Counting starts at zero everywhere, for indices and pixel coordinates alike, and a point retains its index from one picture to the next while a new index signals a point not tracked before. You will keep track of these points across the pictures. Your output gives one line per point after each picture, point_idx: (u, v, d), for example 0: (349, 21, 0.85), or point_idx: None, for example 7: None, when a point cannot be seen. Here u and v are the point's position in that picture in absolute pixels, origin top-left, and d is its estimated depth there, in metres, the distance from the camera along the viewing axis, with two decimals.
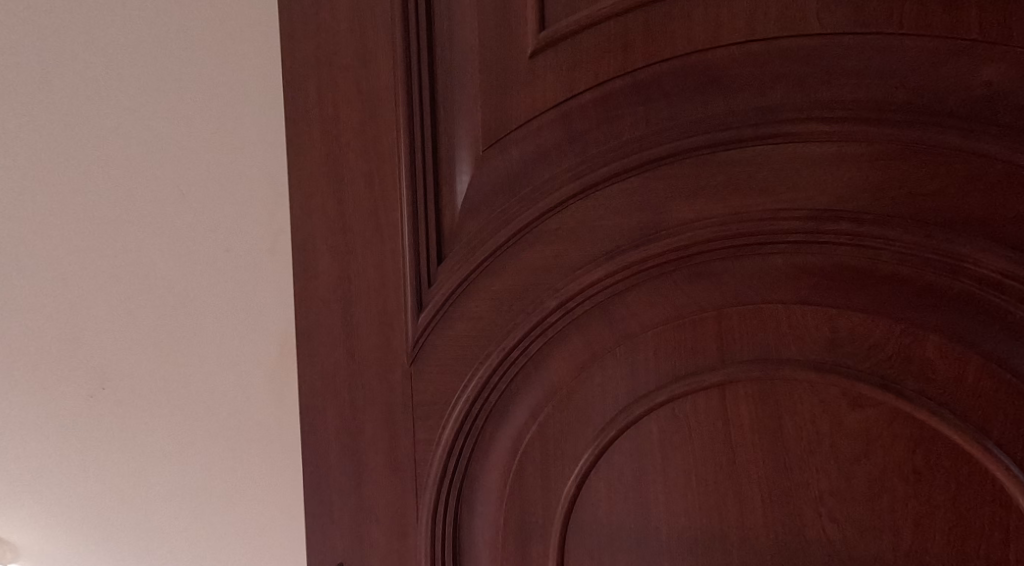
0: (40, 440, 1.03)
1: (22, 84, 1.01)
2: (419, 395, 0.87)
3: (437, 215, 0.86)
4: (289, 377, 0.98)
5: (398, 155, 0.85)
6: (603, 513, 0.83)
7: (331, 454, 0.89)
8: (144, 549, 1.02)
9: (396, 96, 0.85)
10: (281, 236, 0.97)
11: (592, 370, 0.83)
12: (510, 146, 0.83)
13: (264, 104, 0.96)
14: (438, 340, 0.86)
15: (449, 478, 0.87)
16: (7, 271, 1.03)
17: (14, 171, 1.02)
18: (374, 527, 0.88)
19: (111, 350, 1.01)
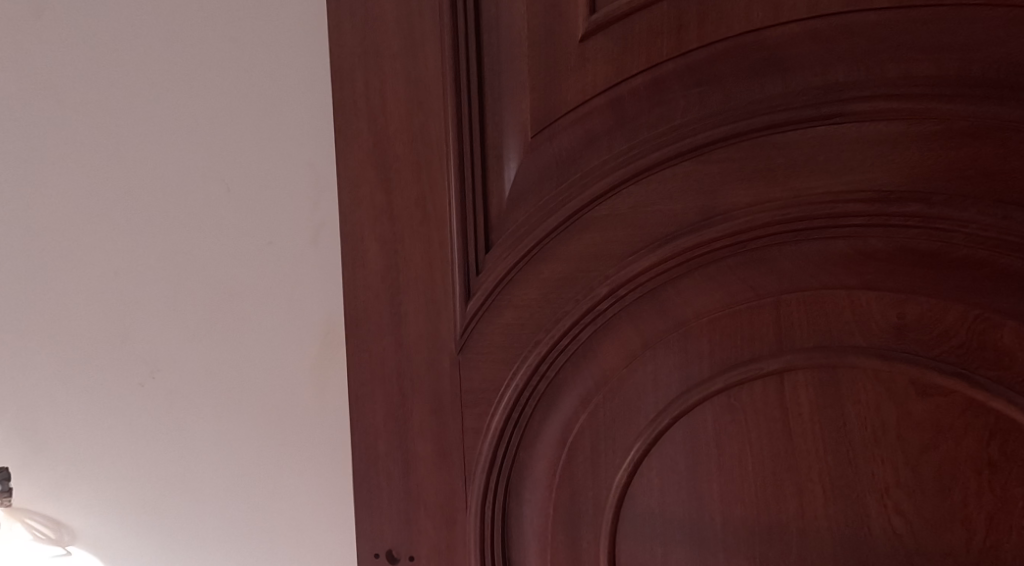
0: (95, 428, 1.05)
1: (74, 80, 1.03)
2: (467, 383, 0.86)
3: (484, 203, 0.86)
4: (334, 367, 0.98)
5: (446, 141, 0.85)
6: (655, 504, 0.82)
7: (379, 442, 0.89)
8: (194, 536, 1.04)
9: (444, 82, 0.84)
10: (325, 228, 0.97)
11: (643, 358, 0.82)
12: (558, 132, 0.83)
13: (311, 96, 0.96)
14: (487, 328, 0.86)
15: (499, 466, 0.87)
16: (59, 263, 1.05)
17: (67, 166, 1.04)
18: (422, 514, 0.88)
19: (160, 342, 1.03)
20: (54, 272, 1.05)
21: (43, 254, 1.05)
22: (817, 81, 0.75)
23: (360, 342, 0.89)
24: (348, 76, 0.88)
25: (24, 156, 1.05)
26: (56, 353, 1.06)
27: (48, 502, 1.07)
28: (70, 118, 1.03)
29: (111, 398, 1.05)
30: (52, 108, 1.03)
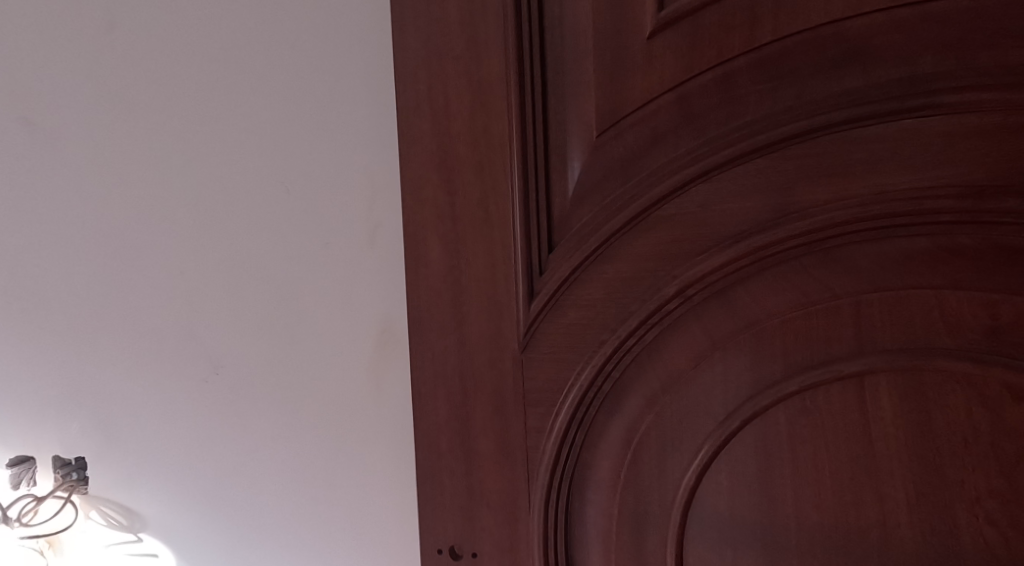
0: (162, 422, 1.08)
1: (141, 87, 1.05)
2: (531, 382, 0.86)
3: (547, 203, 0.85)
4: (390, 368, 0.98)
5: (509, 140, 0.84)
6: (724, 506, 0.81)
7: (442, 440, 0.89)
8: (255, 530, 1.05)
9: (508, 82, 0.84)
10: (381, 228, 0.98)
11: (712, 359, 0.81)
12: (625, 130, 0.82)
13: (370, 96, 0.96)
14: (551, 328, 0.85)
15: (563, 465, 0.86)
16: (127, 265, 1.07)
17: (134, 172, 1.06)
18: (485, 513, 0.88)
19: (222, 340, 1.05)
20: (122, 271, 1.08)
21: (112, 255, 1.08)
22: (901, 72, 0.72)
23: (422, 341, 0.89)
24: (410, 76, 0.87)
25: (94, 162, 1.07)
26: (125, 351, 1.08)
27: (122, 491, 1.10)
28: (138, 126, 1.05)
29: (176, 395, 1.07)
30: (121, 116, 1.06)
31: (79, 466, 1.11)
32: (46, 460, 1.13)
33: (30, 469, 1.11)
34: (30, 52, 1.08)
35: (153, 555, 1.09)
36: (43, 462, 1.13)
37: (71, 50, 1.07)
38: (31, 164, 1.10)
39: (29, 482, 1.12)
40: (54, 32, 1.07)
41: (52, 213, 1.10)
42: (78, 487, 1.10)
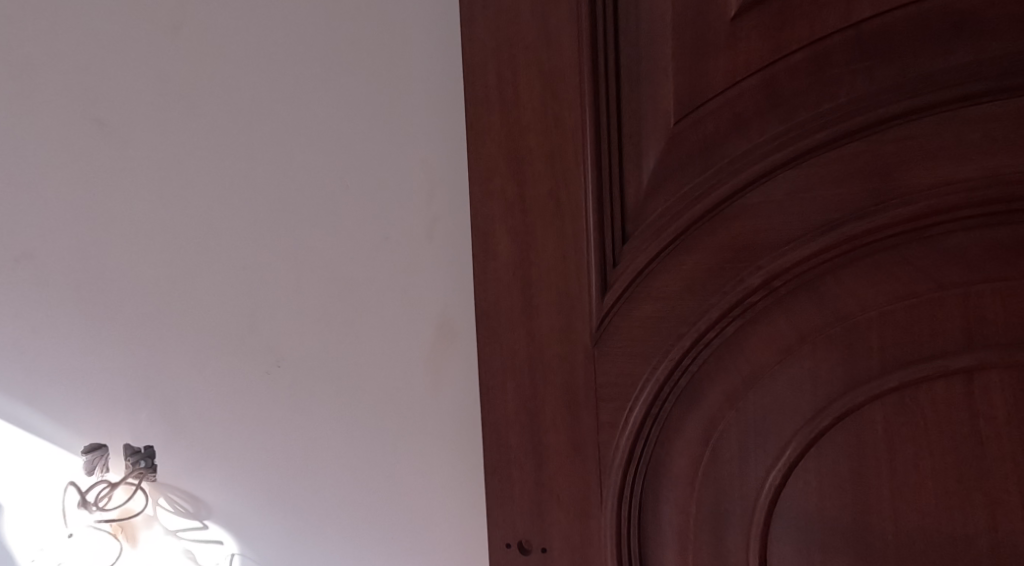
0: (228, 412, 1.09)
1: (209, 85, 1.06)
2: (603, 377, 0.84)
3: (620, 194, 0.83)
4: (447, 358, 1.00)
5: (581, 129, 0.83)
6: (814, 508, 0.78)
7: (511, 434, 0.87)
8: (319, 522, 1.06)
9: (581, 70, 0.82)
10: (439, 221, 0.99)
11: (800, 354, 0.78)
12: (705, 117, 0.79)
13: (432, 91, 0.98)
14: (625, 322, 0.84)
15: (637, 461, 0.84)
16: (192, 259, 1.09)
17: (200, 168, 1.08)
18: (555, 509, 0.86)
19: (284, 333, 1.06)
20: (185, 266, 1.09)
21: (177, 250, 1.09)
22: (1014, 47, 0.70)
23: (491, 334, 0.88)
24: (479, 66, 0.86)
25: (160, 159, 1.09)
26: (195, 341, 1.09)
27: (188, 479, 1.10)
28: (205, 123, 1.07)
29: (239, 387, 1.08)
30: (186, 114, 1.08)
31: (149, 454, 1.10)
32: (118, 448, 1.12)
33: (104, 455, 1.11)
34: (100, 48, 1.09)
35: (218, 542, 1.09)
36: (114, 449, 1.12)
37: (145, 47, 1.08)
38: (101, 159, 1.11)
39: (103, 469, 1.11)
40: (126, 29, 1.08)
41: (114, 208, 1.11)
42: (147, 474, 1.10)
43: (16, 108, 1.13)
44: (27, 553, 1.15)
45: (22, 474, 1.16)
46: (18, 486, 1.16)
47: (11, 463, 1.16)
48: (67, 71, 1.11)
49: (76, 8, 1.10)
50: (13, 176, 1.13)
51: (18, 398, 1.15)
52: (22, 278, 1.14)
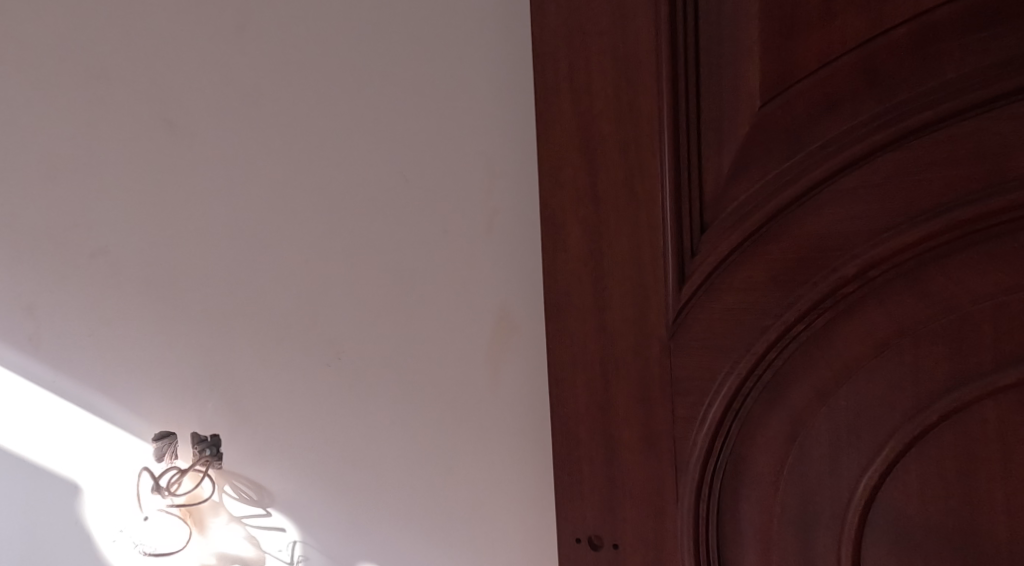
0: (289, 405, 1.09)
1: (277, 81, 1.07)
2: (678, 370, 0.82)
3: (699, 181, 0.81)
4: (505, 353, 1.00)
5: (660, 114, 0.80)
6: (914, 509, 0.75)
7: (581, 427, 0.86)
8: (378, 511, 1.07)
9: (658, 55, 0.80)
10: (499, 215, 1.00)
11: (899, 347, 0.75)
12: (794, 98, 0.76)
13: (495, 83, 0.99)
14: (704, 314, 0.81)
15: (716, 457, 0.82)
16: (256, 252, 1.10)
17: (266, 164, 1.09)
18: (625, 503, 0.84)
19: (346, 324, 1.07)
20: (249, 260, 1.10)
21: (242, 244, 1.10)
22: None
23: (561, 326, 0.86)
24: (551, 54, 0.84)
25: (227, 155, 1.10)
26: (260, 333, 1.10)
27: (251, 466, 1.11)
28: (273, 119, 1.08)
29: (301, 378, 1.09)
30: (252, 111, 1.08)
31: (214, 443, 1.11)
32: (186, 436, 1.13)
33: (173, 443, 1.12)
34: (172, 46, 1.11)
35: (281, 529, 1.10)
36: (183, 438, 1.14)
37: (216, 44, 1.09)
38: (173, 153, 1.12)
39: (172, 456, 1.12)
40: (197, 27, 1.10)
41: (181, 204, 1.12)
42: (212, 462, 1.10)
43: (89, 105, 1.14)
44: (107, 533, 1.18)
45: (98, 459, 1.18)
46: (93, 470, 1.18)
47: (87, 449, 1.18)
48: (140, 69, 1.12)
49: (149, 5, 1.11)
50: (86, 173, 1.15)
51: (93, 384, 1.17)
52: (93, 270, 1.16)
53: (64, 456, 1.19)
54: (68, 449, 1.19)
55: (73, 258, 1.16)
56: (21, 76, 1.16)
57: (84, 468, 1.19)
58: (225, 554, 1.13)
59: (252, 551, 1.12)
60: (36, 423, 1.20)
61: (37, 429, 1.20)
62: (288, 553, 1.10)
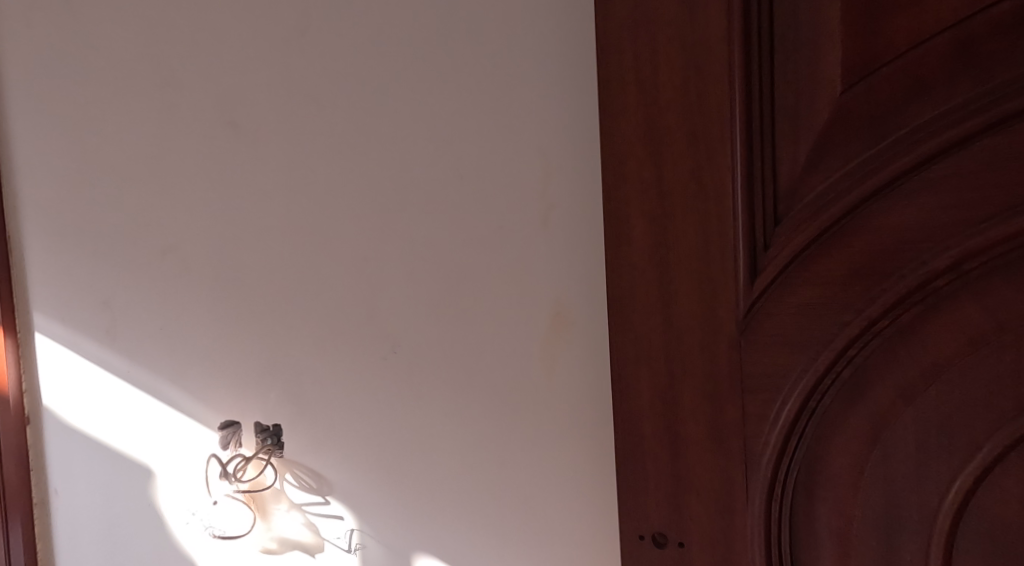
0: (347, 398, 1.10)
1: (337, 79, 1.07)
2: (749, 367, 0.80)
3: (772, 172, 0.78)
4: (563, 349, 1.00)
5: (731, 103, 0.78)
6: (1010, 516, 0.73)
7: (644, 424, 0.84)
8: (434, 502, 1.07)
9: (730, 43, 0.77)
10: (554, 210, 0.99)
11: (994, 346, 0.72)
12: (880, 83, 0.73)
13: (559, 77, 0.97)
14: (777, 309, 0.79)
15: (790, 456, 0.80)
16: (314, 248, 1.10)
17: (325, 161, 1.08)
18: (691, 501, 0.82)
19: (404, 320, 1.07)
20: (307, 256, 1.10)
21: (302, 239, 1.10)
22: None
23: (624, 322, 0.84)
24: (615, 45, 0.82)
25: (288, 153, 1.10)
26: (318, 328, 1.10)
27: (311, 455, 1.12)
28: (334, 116, 1.07)
29: (358, 372, 1.09)
30: (313, 109, 1.08)
31: (275, 432, 1.12)
32: (250, 425, 1.14)
33: (237, 432, 1.13)
34: (235, 46, 1.11)
35: (339, 518, 1.11)
36: (246, 426, 1.14)
37: (276, 43, 1.09)
38: (234, 151, 1.12)
39: (236, 444, 1.13)
40: (257, 26, 1.09)
41: (241, 202, 1.13)
42: (274, 451, 1.12)
43: (156, 102, 1.15)
44: (180, 516, 1.20)
45: (168, 445, 1.20)
46: (164, 456, 1.20)
47: (158, 436, 1.20)
48: (202, 69, 1.13)
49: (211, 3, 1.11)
50: (153, 170, 1.16)
51: (161, 374, 1.18)
52: (161, 266, 1.17)
53: (138, 439, 1.21)
54: (142, 436, 1.21)
55: (141, 253, 1.18)
56: (89, 76, 1.18)
57: (156, 454, 1.20)
58: (286, 539, 1.14)
59: (311, 537, 1.13)
60: (109, 409, 1.22)
61: (110, 415, 1.22)
62: (346, 540, 1.11)
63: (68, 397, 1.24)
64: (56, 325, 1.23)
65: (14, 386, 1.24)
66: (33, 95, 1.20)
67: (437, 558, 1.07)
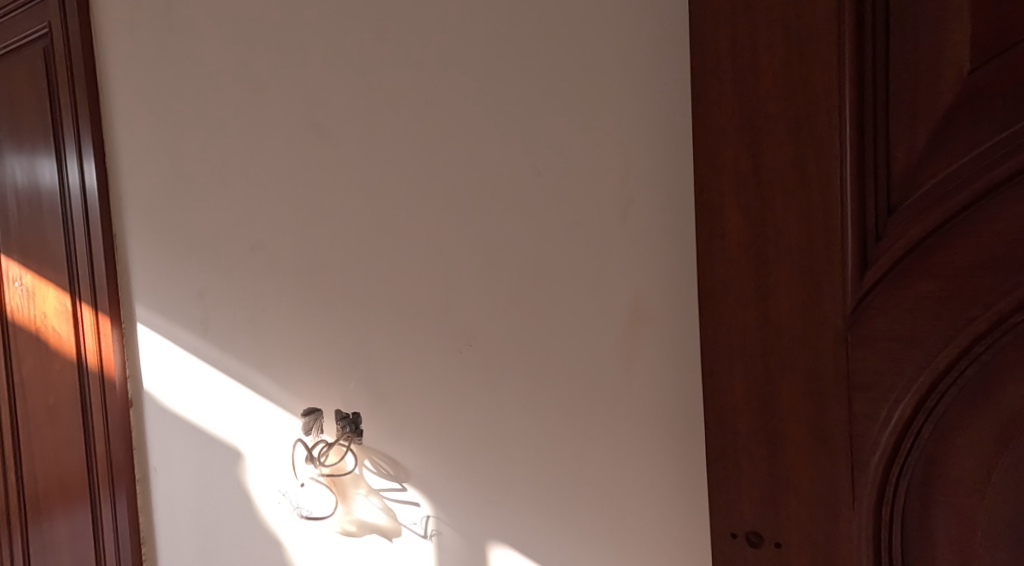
0: (421, 389, 1.12)
1: (423, 79, 1.08)
2: (857, 364, 0.76)
3: (885, 160, 0.74)
4: (641, 345, 0.96)
5: (839, 88, 0.74)
6: None
7: (738, 420, 0.81)
8: (507, 493, 1.06)
9: (840, 26, 0.74)
10: (634, 203, 0.95)
11: None
12: (1013, 62, 0.69)
13: (645, 65, 0.93)
14: (890, 303, 0.74)
15: (904, 457, 0.76)
16: (394, 245, 1.13)
17: (409, 160, 1.11)
18: (791, 500, 0.79)
19: (482, 314, 1.07)
20: (388, 253, 1.13)
21: (382, 238, 1.14)
22: None
23: (716, 316, 0.81)
24: (711, 31, 0.80)
25: (376, 153, 1.13)
26: (396, 323, 1.13)
27: (389, 442, 1.15)
28: (418, 116, 1.09)
29: (436, 365, 1.11)
30: (397, 110, 1.11)
31: (354, 420, 1.17)
32: (330, 412, 1.20)
33: (318, 419, 1.19)
34: (328, 54, 1.16)
35: (416, 504, 1.13)
36: (327, 414, 1.20)
37: (366, 47, 1.12)
38: (326, 153, 1.18)
39: (318, 431, 1.19)
40: (350, 31, 1.13)
41: (330, 202, 1.18)
42: (353, 439, 1.17)
43: (260, 111, 1.23)
44: (271, 497, 1.29)
45: (261, 432, 1.29)
46: (256, 442, 1.30)
47: (247, 421, 1.31)
48: (297, 77, 1.19)
49: (314, 11, 1.16)
50: (244, 176, 1.26)
51: (251, 363, 1.28)
52: (252, 262, 1.26)
53: (230, 424, 1.33)
54: (232, 420, 1.32)
55: (238, 250, 1.28)
56: (216, 89, 1.28)
57: (244, 438, 1.32)
58: (365, 523, 1.18)
59: (388, 521, 1.16)
60: (203, 394, 1.36)
61: (206, 399, 1.36)
62: (422, 526, 1.13)
63: (194, 382, 1.37)
64: (155, 315, 1.41)
65: (120, 372, 1.46)
66: (182, 106, 1.33)
67: (510, 547, 1.07)
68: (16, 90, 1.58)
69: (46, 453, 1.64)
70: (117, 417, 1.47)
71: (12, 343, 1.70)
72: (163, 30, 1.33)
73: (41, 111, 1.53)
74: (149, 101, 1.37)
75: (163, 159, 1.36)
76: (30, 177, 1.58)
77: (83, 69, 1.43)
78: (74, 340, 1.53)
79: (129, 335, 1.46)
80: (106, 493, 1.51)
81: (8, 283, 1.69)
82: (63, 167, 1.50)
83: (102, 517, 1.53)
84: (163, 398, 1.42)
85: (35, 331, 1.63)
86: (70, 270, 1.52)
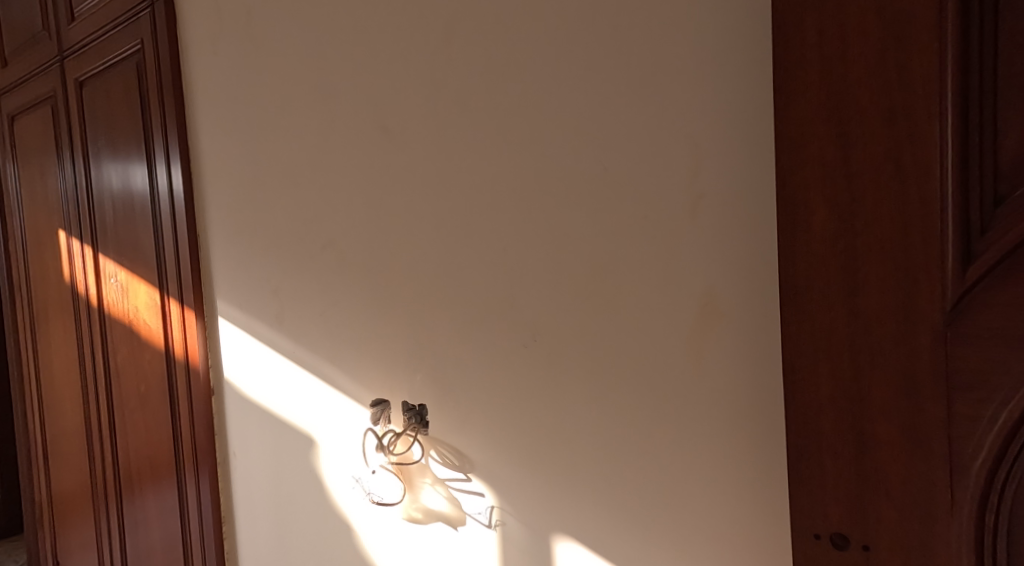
0: (488, 383, 1.11)
1: (489, 77, 1.07)
2: (958, 363, 0.72)
3: (993, 149, 0.71)
4: (713, 340, 0.93)
5: (939, 75, 0.71)
6: None
7: (824, 418, 0.78)
8: (571, 485, 1.05)
9: (940, 11, 0.70)
10: (705, 198, 0.92)
11: None
12: None
13: (718, 58, 0.90)
14: (998, 300, 0.70)
15: (1011, 461, 0.72)
16: (461, 241, 1.12)
17: (475, 158, 1.10)
18: (883, 502, 0.76)
19: (547, 309, 1.05)
20: (455, 250, 1.13)
21: (449, 235, 1.13)
22: None
23: (801, 312, 0.79)
24: (796, 21, 0.77)
25: (443, 152, 1.12)
26: (462, 319, 1.13)
27: (455, 433, 1.15)
28: (484, 114, 1.08)
29: (501, 360, 1.09)
30: (464, 109, 1.10)
31: (420, 411, 1.17)
32: (398, 403, 1.20)
33: (386, 410, 1.19)
34: (397, 55, 1.15)
35: (480, 494, 1.13)
36: (394, 405, 1.20)
37: (434, 47, 1.12)
38: (393, 154, 1.17)
39: (385, 421, 1.20)
40: (419, 32, 1.13)
41: (398, 200, 1.18)
42: (419, 430, 1.17)
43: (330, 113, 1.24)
44: (344, 484, 1.30)
45: (333, 420, 1.30)
46: (328, 430, 1.31)
47: (320, 412, 1.31)
48: (367, 79, 1.19)
49: (383, 12, 1.16)
50: (315, 176, 1.27)
51: (322, 355, 1.29)
52: (324, 257, 1.27)
53: (303, 412, 1.34)
54: (305, 407, 1.33)
55: (310, 246, 1.28)
56: (288, 91, 1.29)
57: (317, 427, 1.32)
58: (430, 512, 1.18)
59: (454, 510, 1.16)
60: (279, 386, 1.37)
61: (281, 388, 1.37)
62: (486, 515, 1.12)
63: (269, 374, 1.38)
64: (234, 309, 1.42)
65: (204, 361, 1.49)
66: (258, 108, 1.34)
67: (574, 539, 1.05)
68: (108, 95, 1.62)
69: (138, 439, 1.68)
70: (202, 403, 1.50)
71: (107, 335, 1.74)
72: (240, 35, 1.35)
73: (131, 116, 1.57)
74: (226, 104, 1.39)
75: (239, 160, 1.38)
76: (123, 180, 1.62)
77: (169, 75, 1.46)
78: (162, 331, 1.56)
79: (212, 329, 1.48)
80: (192, 476, 1.54)
81: (103, 277, 1.73)
82: (153, 169, 1.54)
83: (189, 499, 1.55)
84: (242, 386, 1.44)
85: (127, 323, 1.67)
86: (158, 267, 1.55)
